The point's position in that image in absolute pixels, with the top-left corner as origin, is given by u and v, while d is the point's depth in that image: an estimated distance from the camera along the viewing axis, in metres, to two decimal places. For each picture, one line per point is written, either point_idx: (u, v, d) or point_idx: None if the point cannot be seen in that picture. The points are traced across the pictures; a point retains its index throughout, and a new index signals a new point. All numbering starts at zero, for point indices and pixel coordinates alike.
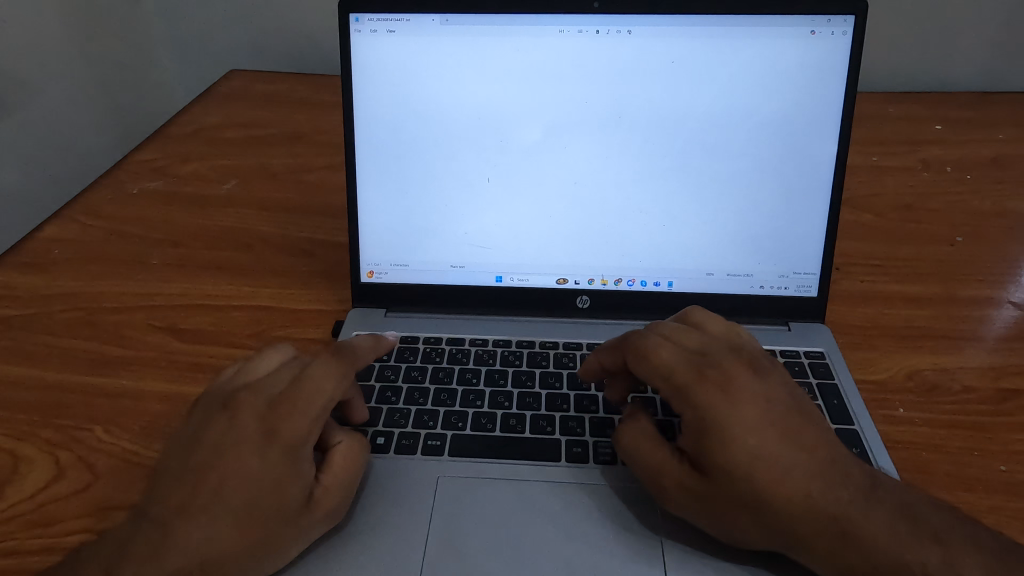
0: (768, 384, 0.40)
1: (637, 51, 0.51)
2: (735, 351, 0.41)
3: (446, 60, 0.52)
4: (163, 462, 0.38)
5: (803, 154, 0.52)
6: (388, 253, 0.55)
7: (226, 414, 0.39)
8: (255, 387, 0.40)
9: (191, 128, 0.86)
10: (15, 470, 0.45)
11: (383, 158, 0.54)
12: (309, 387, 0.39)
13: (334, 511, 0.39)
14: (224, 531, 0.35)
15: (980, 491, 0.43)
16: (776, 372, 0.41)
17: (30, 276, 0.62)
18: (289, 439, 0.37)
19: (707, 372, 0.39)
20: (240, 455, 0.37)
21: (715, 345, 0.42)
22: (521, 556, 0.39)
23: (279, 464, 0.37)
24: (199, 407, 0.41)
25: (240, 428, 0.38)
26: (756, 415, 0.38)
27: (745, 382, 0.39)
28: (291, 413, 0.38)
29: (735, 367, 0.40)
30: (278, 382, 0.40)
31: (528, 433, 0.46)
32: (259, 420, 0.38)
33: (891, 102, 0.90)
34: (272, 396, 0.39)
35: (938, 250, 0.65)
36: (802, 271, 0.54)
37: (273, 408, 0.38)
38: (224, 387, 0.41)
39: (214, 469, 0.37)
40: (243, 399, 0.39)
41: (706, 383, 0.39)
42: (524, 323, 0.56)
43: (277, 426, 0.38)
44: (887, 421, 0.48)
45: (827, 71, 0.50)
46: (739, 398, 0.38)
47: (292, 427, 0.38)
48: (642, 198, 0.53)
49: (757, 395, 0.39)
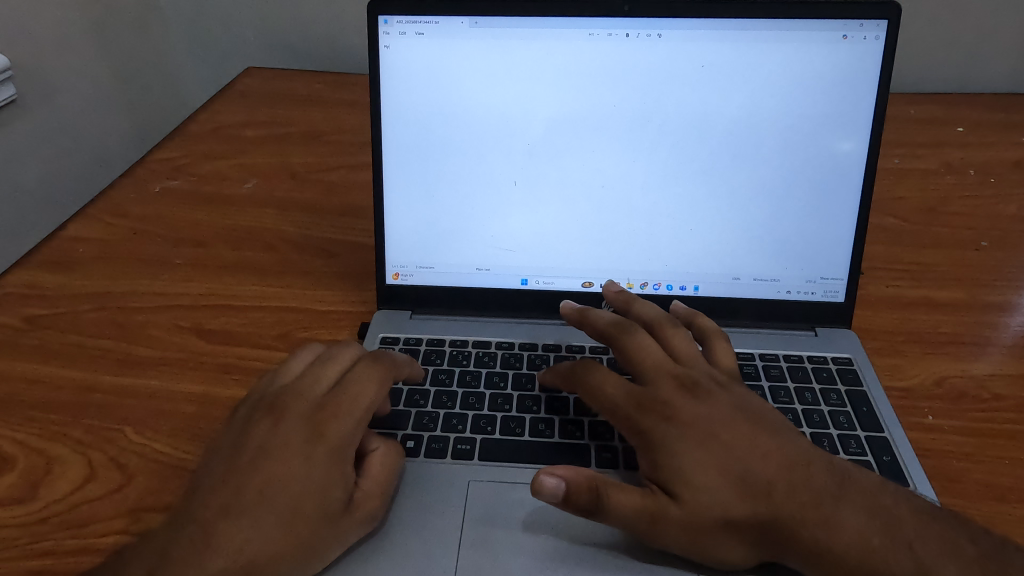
0: (708, 405, 0.41)
1: (666, 54, 0.51)
2: (677, 378, 0.43)
3: (474, 62, 0.52)
4: (207, 465, 0.39)
5: (833, 160, 0.51)
6: (414, 255, 0.56)
7: (271, 416, 0.40)
8: (299, 389, 0.42)
9: (210, 127, 0.86)
10: (48, 470, 0.45)
11: (410, 161, 0.54)
12: (354, 390, 0.41)
13: (374, 513, 0.39)
14: (270, 531, 0.36)
15: (1012, 499, 0.43)
16: (722, 394, 0.42)
17: (56, 275, 0.62)
18: (335, 440, 0.39)
19: (646, 404, 0.42)
20: (286, 457, 0.38)
21: (658, 372, 0.43)
22: (554, 560, 0.40)
23: (326, 463, 0.38)
24: (242, 410, 0.42)
25: (285, 430, 0.39)
26: (700, 434, 0.40)
27: (682, 405, 0.41)
28: (337, 414, 0.40)
29: (671, 393, 0.42)
30: (321, 385, 0.42)
31: (557, 437, 0.46)
32: (304, 421, 0.40)
33: (912, 103, 0.89)
34: (316, 399, 0.41)
35: (962, 255, 0.65)
36: (830, 276, 0.54)
37: (319, 410, 0.40)
38: (266, 390, 0.43)
39: (261, 470, 0.38)
40: (289, 401, 0.41)
41: (644, 414, 0.41)
42: (549, 326, 0.56)
43: (323, 427, 0.39)
44: (916, 428, 0.48)
45: (859, 75, 0.50)
46: (676, 421, 0.40)
47: (338, 427, 0.40)
48: (670, 203, 0.53)
49: (694, 416, 0.40)
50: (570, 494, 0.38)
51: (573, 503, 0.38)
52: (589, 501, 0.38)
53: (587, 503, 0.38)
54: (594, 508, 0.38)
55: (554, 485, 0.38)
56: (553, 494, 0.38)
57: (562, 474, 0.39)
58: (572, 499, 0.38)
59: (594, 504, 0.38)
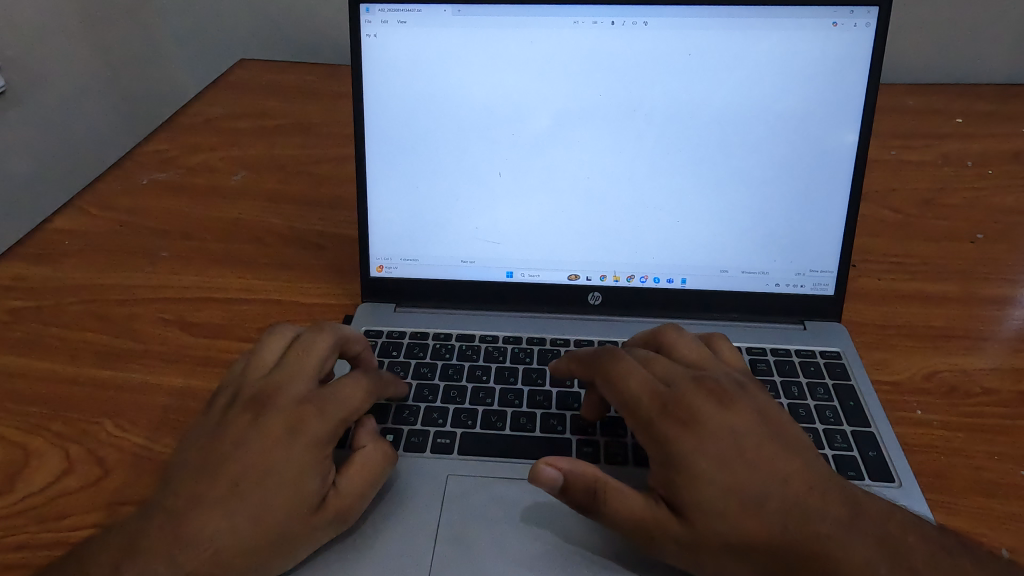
0: (736, 414, 0.39)
1: (652, 42, 0.50)
2: (698, 381, 0.41)
3: (458, 51, 0.51)
4: (182, 453, 0.39)
5: (822, 151, 0.50)
6: (398, 247, 0.55)
7: (251, 408, 0.40)
8: (279, 384, 0.41)
9: (200, 119, 0.86)
10: (25, 463, 0.45)
11: (393, 152, 0.53)
12: (338, 388, 0.41)
13: (346, 514, 0.39)
14: (242, 524, 0.36)
15: (999, 496, 0.43)
16: (745, 398, 0.40)
17: (41, 268, 0.62)
18: (313, 436, 0.38)
19: (669, 407, 0.39)
20: (264, 449, 0.38)
21: (678, 374, 0.41)
22: (530, 556, 0.39)
23: (303, 457, 0.38)
24: (220, 400, 0.42)
25: (264, 421, 0.39)
26: (726, 446, 0.37)
27: (707, 411, 0.38)
28: (317, 411, 0.39)
29: (698, 397, 0.39)
30: (301, 381, 0.41)
31: (538, 432, 0.46)
32: (284, 415, 0.39)
33: (910, 94, 0.88)
34: (297, 394, 0.41)
35: (957, 248, 0.64)
36: (820, 269, 0.53)
37: (300, 405, 0.40)
38: (243, 383, 0.42)
39: (239, 462, 0.37)
40: (268, 396, 0.40)
41: (668, 419, 0.38)
42: (534, 319, 0.56)
43: (302, 421, 0.39)
44: (904, 422, 0.47)
45: (849, 62, 0.49)
46: (702, 430, 0.38)
47: (317, 423, 0.39)
48: (658, 194, 0.52)
49: (721, 426, 0.38)
50: (568, 487, 0.38)
51: (570, 496, 0.38)
52: (586, 496, 0.38)
53: (583, 498, 0.38)
54: (589, 503, 0.38)
55: (553, 475, 0.38)
56: (550, 484, 0.38)
57: (563, 467, 0.39)
58: (568, 491, 0.38)
59: (589, 501, 0.38)
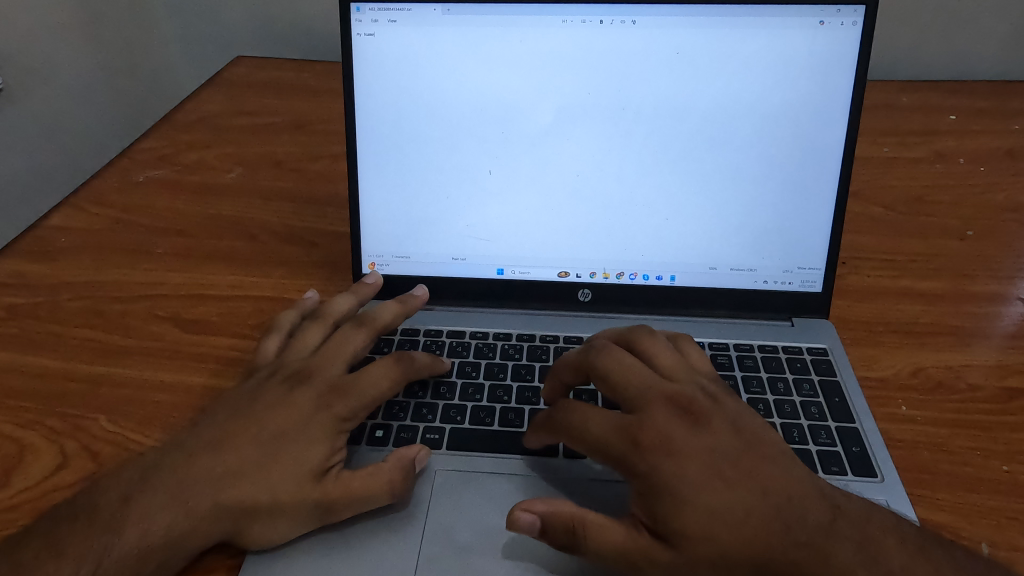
0: (710, 434, 0.39)
1: (640, 40, 0.50)
2: (670, 402, 0.40)
3: (448, 50, 0.51)
4: (213, 413, 0.43)
5: (813, 148, 0.51)
6: (390, 244, 0.55)
7: (286, 384, 0.44)
8: (317, 364, 0.46)
9: (196, 116, 0.86)
10: (21, 458, 0.45)
11: (385, 150, 0.53)
12: (367, 374, 0.44)
13: (326, 513, 0.39)
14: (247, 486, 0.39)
15: (981, 491, 0.43)
16: (717, 416, 0.40)
17: (38, 265, 0.62)
18: (337, 415, 0.43)
19: (642, 439, 0.38)
20: (289, 421, 0.42)
21: (649, 395, 0.41)
22: (517, 553, 0.40)
23: (321, 436, 0.42)
24: (260, 374, 0.47)
25: (296, 397, 0.43)
26: (703, 469, 0.37)
27: (681, 436, 0.39)
28: (344, 393, 0.44)
29: (670, 423, 0.39)
30: (336, 365, 0.46)
31: (526, 428, 0.46)
32: (314, 394, 0.44)
33: (903, 91, 0.88)
34: (331, 376, 0.45)
35: (947, 244, 0.64)
36: (808, 266, 0.53)
37: (330, 388, 0.44)
38: (281, 363, 0.47)
39: (260, 428, 0.41)
40: (303, 376, 0.45)
41: (642, 454, 0.38)
42: (524, 316, 0.56)
43: (330, 403, 0.43)
44: (890, 418, 0.48)
45: (836, 60, 0.49)
46: (678, 457, 0.38)
47: (343, 406, 0.43)
48: (647, 192, 0.53)
49: (696, 448, 0.38)
50: (547, 529, 0.37)
51: (550, 538, 0.38)
52: (566, 537, 0.37)
53: (564, 540, 0.37)
54: (571, 544, 0.37)
55: (530, 520, 0.37)
56: (528, 529, 0.37)
57: (539, 509, 0.38)
58: (547, 533, 0.37)
59: (571, 542, 0.37)
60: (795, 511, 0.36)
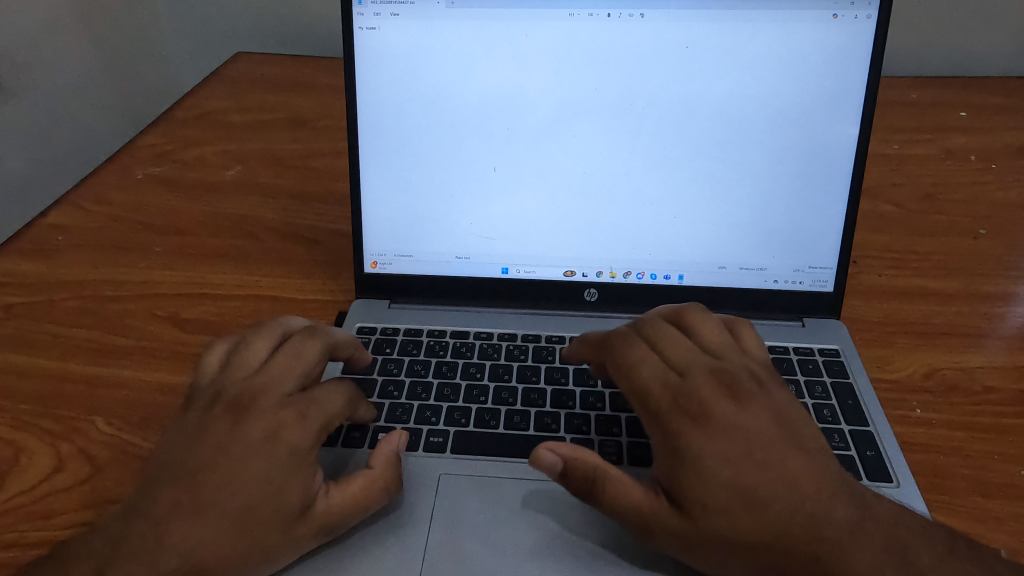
0: (750, 415, 0.38)
1: (649, 34, 0.49)
2: (714, 374, 0.41)
3: (452, 44, 0.50)
4: (158, 458, 0.38)
5: (824, 145, 0.50)
6: (392, 243, 0.54)
7: (229, 415, 0.39)
8: (262, 385, 0.41)
9: (195, 113, 0.85)
10: (15, 461, 0.44)
11: (387, 146, 0.52)
12: (323, 397, 0.41)
13: (335, 524, 0.38)
14: (217, 533, 0.35)
15: (998, 496, 0.42)
16: (761, 398, 0.40)
17: (34, 264, 0.61)
18: (292, 443, 0.38)
19: (680, 400, 0.39)
20: (243, 457, 0.37)
21: (694, 365, 0.41)
22: (523, 559, 0.39)
23: (284, 465, 0.37)
24: (197, 403, 0.41)
25: (244, 428, 0.38)
26: (738, 446, 0.37)
27: (718, 407, 0.39)
28: (300, 419, 0.39)
29: (712, 393, 0.39)
30: (286, 386, 0.41)
31: (532, 430, 0.45)
32: (267, 421, 0.39)
33: (912, 87, 0.87)
34: (280, 398, 0.40)
35: (960, 243, 0.63)
36: (819, 265, 0.52)
37: (283, 411, 0.39)
38: (222, 384, 0.42)
39: (213, 471, 0.37)
40: (250, 400, 0.40)
41: (677, 413, 0.39)
42: (529, 316, 0.55)
43: (283, 428, 0.38)
44: (904, 421, 0.47)
45: (850, 54, 0.48)
46: (711, 426, 0.38)
47: (298, 432, 0.38)
48: (655, 189, 0.51)
49: (731, 423, 0.38)
50: (567, 472, 0.39)
51: (569, 481, 0.39)
52: (584, 483, 0.38)
53: (582, 487, 0.39)
54: (587, 491, 0.39)
55: (553, 461, 0.39)
56: (550, 468, 0.39)
57: (564, 453, 0.39)
58: (567, 476, 0.39)
59: (587, 489, 0.38)
60: (816, 512, 0.35)
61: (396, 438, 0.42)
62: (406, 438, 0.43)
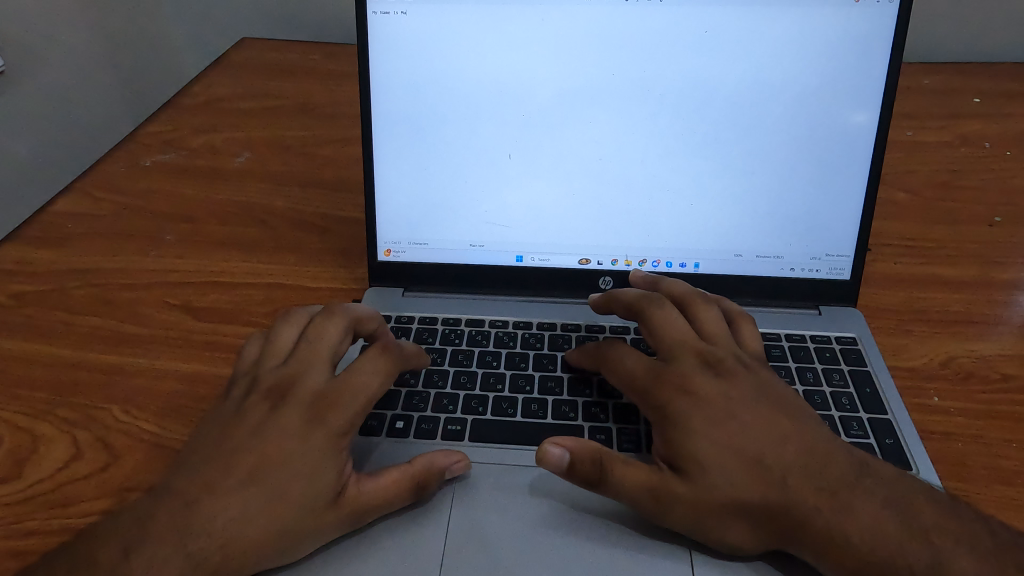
0: (733, 387, 0.40)
1: (667, 20, 0.48)
2: (700, 356, 0.42)
3: (467, 29, 0.49)
4: (193, 444, 0.39)
5: (837, 132, 0.49)
6: (407, 231, 0.54)
7: (267, 404, 0.40)
8: (295, 374, 0.41)
9: (202, 99, 0.84)
10: (33, 449, 0.44)
11: (401, 133, 0.52)
12: (353, 375, 0.41)
13: (362, 512, 0.38)
14: (253, 518, 0.36)
15: (1017, 484, 0.42)
16: (746, 377, 0.41)
17: (44, 252, 0.61)
18: (332, 430, 0.39)
19: (665, 377, 0.41)
20: (281, 444, 0.38)
21: (684, 346, 0.43)
22: (547, 549, 0.38)
23: (319, 453, 0.38)
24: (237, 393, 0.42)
25: (280, 416, 0.39)
26: (720, 416, 0.39)
27: (704, 385, 0.40)
28: (336, 404, 0.39)
29: (695, 370, 0.41)
30: (316, 370, 0.41)
31: (550, 419, 0.45)
32: (302, 411, 0.39)
33: (926, 73, 0.86)
34: (312, 384, 0.41)
35: (975, 231, 0.62)
36: (836, 253, 0.52)
37: (318, 400, 0.40)
38: (258, 371, 0.42)
39: (250, 456, 0.37)
40: (285, 387, 0.41)
41: (662, 387, 0.41)
42: (544, 304, 0.55)
43: (321, 416, 0.39)
44: (921, 410, 0.47)
45: (871, 39, 0.47)
46: (697, 401, 0.40)
47: (334, 418, 0.39)
48: (672, 177, 0.51)
49: (716, 398, 0.40)
50: (574, 464, 0.38)
51: (579, 473, 0.38)
52: (594, 471, 0.38)
53: (594, 477, 0.38)
54: (597, 478, 0.38)
55: (559, 456, 0.38)
56: (556, 462, 0.38)
57: (568, 445, 0.39)
58: (574, 467, 0.38)
59: (597, 474, 0.38)
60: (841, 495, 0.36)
61: (453, 458, 0.41)
62: (466, 464, 0.41)
